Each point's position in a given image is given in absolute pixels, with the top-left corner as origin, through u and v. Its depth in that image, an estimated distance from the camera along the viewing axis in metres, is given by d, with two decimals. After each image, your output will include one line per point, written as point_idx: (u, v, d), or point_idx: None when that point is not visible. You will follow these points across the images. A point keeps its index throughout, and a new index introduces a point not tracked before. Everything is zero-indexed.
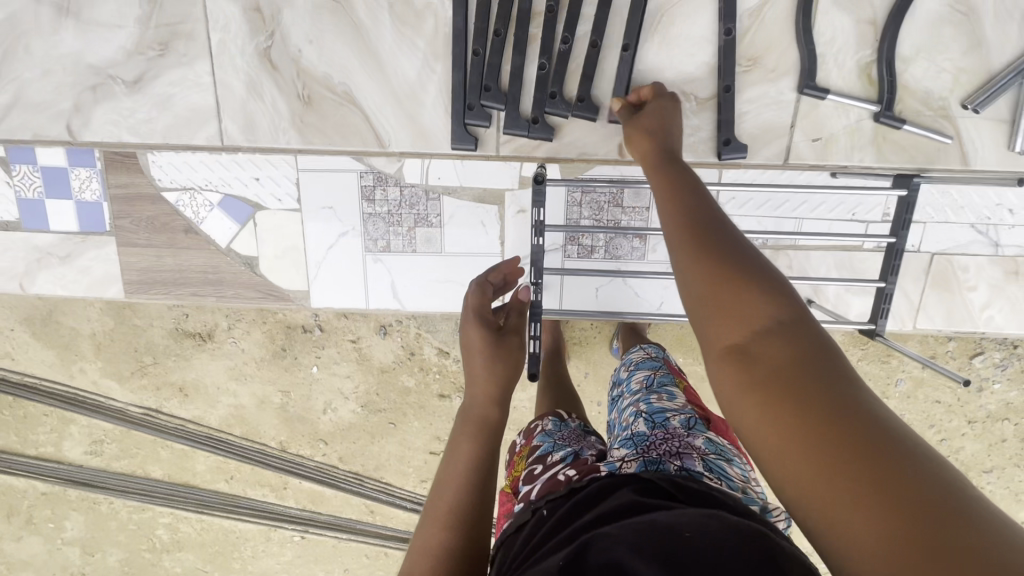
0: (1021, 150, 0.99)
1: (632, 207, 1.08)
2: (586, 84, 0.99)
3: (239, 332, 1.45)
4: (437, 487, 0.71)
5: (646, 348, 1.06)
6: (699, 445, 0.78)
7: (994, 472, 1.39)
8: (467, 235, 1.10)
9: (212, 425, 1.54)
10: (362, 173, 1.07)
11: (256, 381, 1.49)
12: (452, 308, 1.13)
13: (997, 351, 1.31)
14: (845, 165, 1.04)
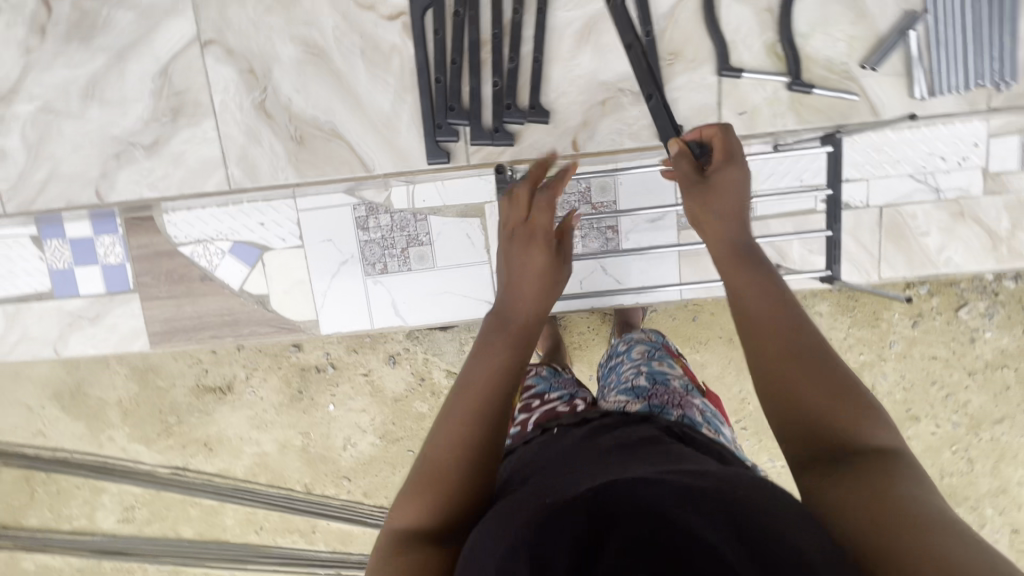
0: (920, 95, 1.08)
1: (600, 201, 1.17)
2: (535, 93, 1.11)
3: (257, 381, 1.53)
4: (475, 376, 0.77)
5: (647, 333, 1.11)
6: (693, 401, 0.92)
7: (1005, 421, 1.40)
8: (457, 248, 1.19)
9: (237, 475, 1.58)
10: (355, 205, 1.18)
11: (277, 427, 1.55)
12: (451, 317, 1.20)
13: (981, 301, 1.36)
14: (775, 133, 1.13)
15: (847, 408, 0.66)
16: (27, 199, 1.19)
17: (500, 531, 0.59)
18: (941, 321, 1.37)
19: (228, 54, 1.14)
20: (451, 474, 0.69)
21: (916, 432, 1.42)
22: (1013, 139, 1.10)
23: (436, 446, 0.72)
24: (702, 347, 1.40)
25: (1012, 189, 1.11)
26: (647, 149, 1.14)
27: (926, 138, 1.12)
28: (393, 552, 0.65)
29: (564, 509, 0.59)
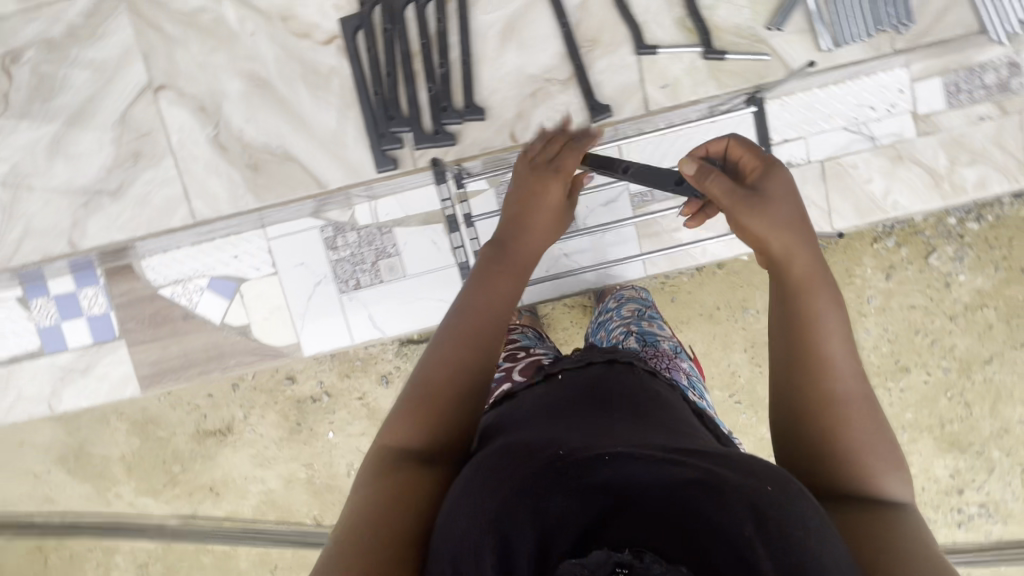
0: (829, 47, 1.13)
1: None
2: (468, 93, 1.17)
3: (255, 419, 1.54)
4: (469, 312, 0.88)
5: (633, 291, 1.25)
6: (681, 358, 1.05)
7: (995, 361, 1.41)
8: (424, 255, 1.21)
9: (246, 516, 1.58)
10: (322, 227, 1.22)
11: (279, 462, 1.55)
12: (428, 322, 1.22)
13: (949, 246, 1.38)
14: (699, 99, 1.17)
15: (870, 452, 0.74)
16: (11, 264, 1.24)
17: (511, 478, 0.65)
18: (914, 270, 1.39)
19: (179, 96, 1.21)
20: (442, 400, 0.80)
21: (908, 383, 1.43)
22: (934, 82, 1.13)
23: (428, 373, 0.82)
24: (684, 326, 1.42)
25: (942, 128, 1.13)
26: (580, 131, 1.18)
27: (853, 91, 1.15)
28: (386, 463, 0.75)
29: (580, 471, 0.65)
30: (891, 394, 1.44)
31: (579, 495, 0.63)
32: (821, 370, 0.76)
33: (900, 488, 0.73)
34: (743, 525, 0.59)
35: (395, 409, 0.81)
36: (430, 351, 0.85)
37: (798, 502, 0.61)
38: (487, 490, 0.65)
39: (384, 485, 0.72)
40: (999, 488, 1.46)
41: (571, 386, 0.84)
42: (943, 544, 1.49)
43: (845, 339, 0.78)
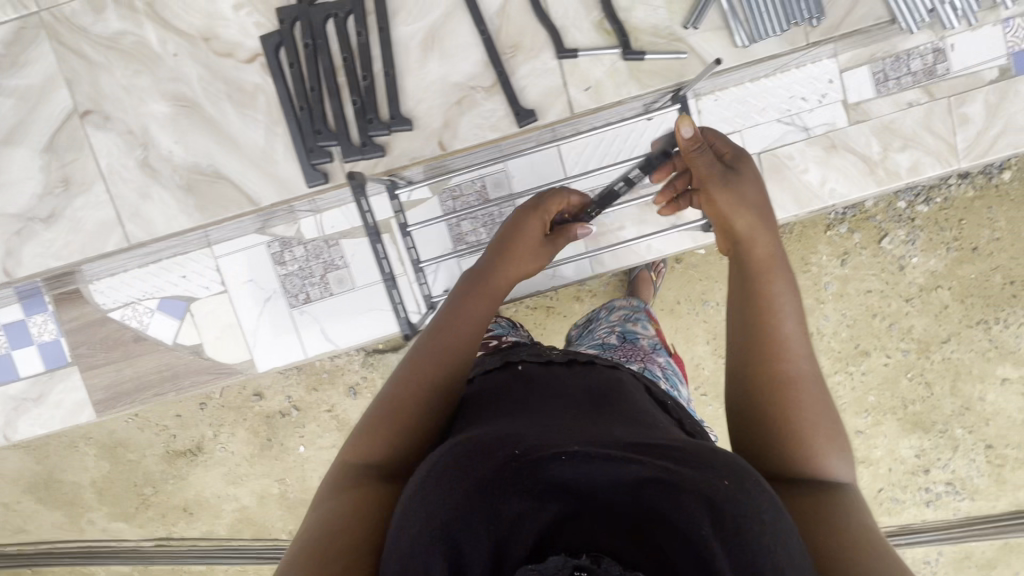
0: (744, 43, 1.14)
1: (499, 195, 1.21)
2: (393, 104, 1.18)
3: (225, 437, 1.53)
4: (445, 331, 0.80)
5: (627, 299, 1.13)
6: (659, 357, 1.00)
7: (952, 340, 1.43)
8: (372, 264, 1.21)
9: (221, 534, 1.58)
10: (269, 242, 1.22)
11: (252, 479, 1.55)
12: (380, 332, 1.22)
13: (900, 229, 1.40)
14: (621, 99, 1.18)
15: (818, 438, 0.70)
16: None
17: (460, 482, 0.57)
18: (868, 255, 1.41)
19: (107, 121, 1.21)
20: (409, 418, 0.73)
21: (869, 366, 1.45)
22: (862, 71, 1.16)
23: (395, 390, 0.75)
24: None
25: (874, 115, 1.15)
26: (507, 136, 1.19)
27: (783, 84, 1.16)
28: (347, 482, 0.68)
29: (531, 471, 0.56)
30: (852, 379, 1.46)
31: (529, 497, 0.56)
32: (779, 352, 0.73)
33: (844, 471, 0.70)
34: (705, 526, 0.53)
35: (359, 424, 0.74)
36: (400, 368, 0.77)
37: (756, 497, 0.55)
38: (432, 495, 0.56)
39: (342, 500, 0.66)
40: (965, 465, 1.48)
41: (524, 382, 0.75)
42: (913, 523, 1.51)
43: (801, 323, 0.75)
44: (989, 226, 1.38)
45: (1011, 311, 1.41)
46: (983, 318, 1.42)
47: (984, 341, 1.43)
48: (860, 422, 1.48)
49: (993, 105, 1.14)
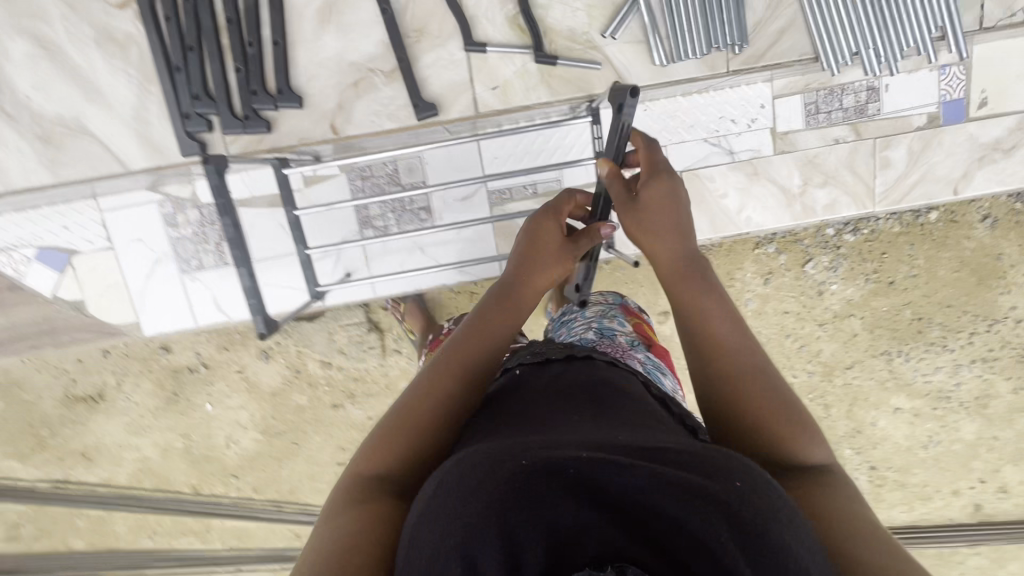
0: (663, 62, 1.15)
1: (409, 181, 1.20)
2: (280, 78, 1.16)
3: (129, 386, 1.48)
4: (463, 338, 0.70)
5: (603, 293, 0.96)
6: (645, 354, 0.83)
7: (855, 367, 1.50)
8: (270, 238, 1.24)
9: (122, 482, 1.56)
10: (160, 202, 1.25)
11: (156, 431, 1.51)
12: (276, 306, 1.27)
13: (825, 256, 1.41)
14: (529, 105, 1.20)
15: (790, 425, 0.63)
16: None
17: (467, 492, 0.48)
18: (790, 277, 1.42)
19: None
20: (431, 434, 0.63)
21: None
22: (795, 99, 1.17)
23: (419, 404, 0.64)
24: None
25: (800, 148, 1.19)
26: (405, 128, 1.21)
27: (714, 103, 1.18)
28: (364, 494, 0.58)
29: (544, 485, 0.49)
30: None
31: (539, 513, 0.48)
32: (714, 358, 0.68)
33: (823, 453, 0.62)
34: (729, 538, 0.45)
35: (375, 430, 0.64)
36: (423, 379, 0.67)
37: (776, 496, 0.48)
38: (437, 511, 0.48)
39: (354, 516, 0.55)
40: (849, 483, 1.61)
41: (524, 383, 0.67)
42: None
43: (732, 326, 0.70)
44: (908, 262, 1.41)
45: (914, 345, 1.48)
46: (888, 349, 1.48)
47: (883, 370, 1.51)
48: None
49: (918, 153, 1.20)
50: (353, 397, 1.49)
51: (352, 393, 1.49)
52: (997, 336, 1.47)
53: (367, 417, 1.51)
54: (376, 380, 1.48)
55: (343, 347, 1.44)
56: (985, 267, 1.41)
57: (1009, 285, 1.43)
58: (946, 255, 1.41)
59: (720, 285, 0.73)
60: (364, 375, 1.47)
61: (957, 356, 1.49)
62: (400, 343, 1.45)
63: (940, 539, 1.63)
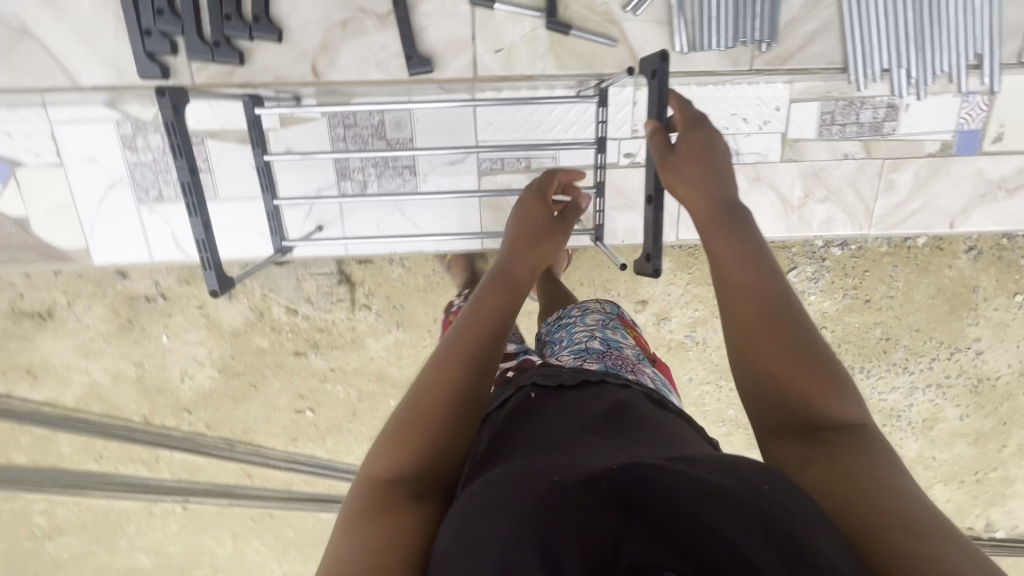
0: (684, 48, 1.13)
1: (395, 137, 1.13)
2: (259, 4, 1.07)
3: (81, 308, 1.41)
4: (466, 322, 0.69)
5: (600, 301, 0.88)
6: (649, 370, 0.76)
7: None
8: (238, 179, 1.16)
9: (69, 404, 1.50)
10: (119, 121, 1.19)
11: (107, 357, 1.46)
12: (241, 251, 1.21)
13: (809, 266, 1.39)
14: (530, 75, 1.14)
15: (824, 382, 0.53)
16: None
17: (500, 511, 0.46)
18: None
19: None
20: (443, 428, 0.60)
21: None
22: (812, 106, 1.20)
23: (423, 397, 0.62)
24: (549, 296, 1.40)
25: (808, 158, 1.25)
26: (394, 81, 1.14)
27: (731, 99, 1.19)
28: (382, 503, 0.55)
29: (576, 495, 0.45)
30: (719, 390, 1.53)
31: (570, 524, 0.43)
32: (744, 302, 0.58)
33: (859, 406, 0.53)
34: (766, 547, 0.40)
35: (383, 433, 0.61)
36: (424, 371, 0.65)
37: (799, 505, 0.44)
38: (471, 532, 0.46)
39: (376, 529, 0.53)
40: None
41: (548, 402, 0.63)
42: None
43: (765, 272, 0.60)
44: (888, 283, 1.42)
45: (876, 364, 1.52)
46: (852, 364, 1.52)
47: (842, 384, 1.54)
48: (715, 429, 1.58)
49: (922, 178, 1.28)
50: (317, 347, 1.46)
51: (316, 343, 1.45)
52: (957, 365, 1.51)
53: (329, 368, 1.48)
54: (342, 333, 1.45)
55: (311, 295, 1.40)
56: (960, 297, 1.43)
57: (978, 317, 1.45)
58: (926, 281, 1.41)
59: (757, 233, 0.63)
60: (329, 326, 1.44)
61: (915, 379, 1.54)
62: (370, 299, 1.41)
63: None
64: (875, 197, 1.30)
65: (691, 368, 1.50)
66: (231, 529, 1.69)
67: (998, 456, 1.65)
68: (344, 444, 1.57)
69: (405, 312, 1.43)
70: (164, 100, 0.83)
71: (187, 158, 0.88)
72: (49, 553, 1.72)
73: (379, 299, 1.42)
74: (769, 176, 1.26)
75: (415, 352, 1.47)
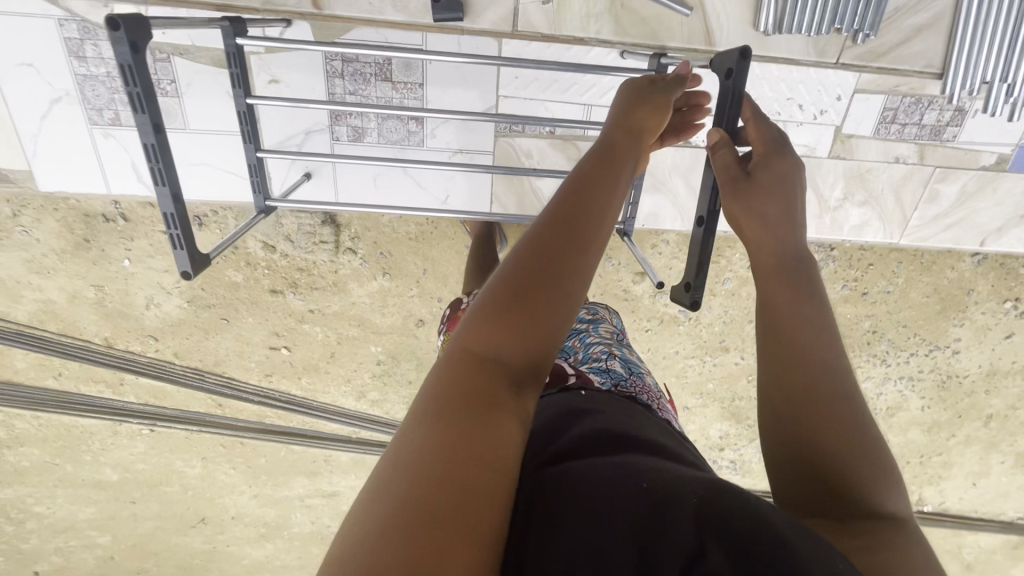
0: (765, 29, 1.03)
1: (404, 81, 1.00)
2: None
3: (29, 221, 1.26)
4: (575, 204, 0.58)
5: (609, 311, 0.90)
6: (666, 404, 0.73)
7: None
8: (212, 109, 1.03)
9: (20, 320, 1.39)
10: (62, 20, 1.02)
11: (61, 276, 1.33)
12: (217, 194, 1.10)
13: (817, 254, 1.31)
14: (584, 38, 1.03)
15: (868, 471, 0.48)
16: None
17: (593, 514, 0.44)
18: None
19: None
20: (545, 328, 0.53)
21: (721, 361, 1.51)
22: (875, 100, 1.11)
23: (524, 282, 0.53)
24: None
25: (856, 156, 1.17)
26: (414, 26, 0.99)
27: (790, 79, 1.08)
28: (473, 400, 0.47)
29: (663, 512, 0.42)
30: (702, 365, 1.52)
31: (655, 542, 0.41)
32: (790, 376, 0.54)
33: (903, 503, 0.48)
34: None
35: (475, 312, 0.52)
36: (527, 248, 0.55)
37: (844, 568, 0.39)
38: (559, 528, 0.44)
39: (464, 428, 0.45)
40: (751, 451, 1.66)
41: (601, 401, 0.61)
42: None
43: (821, 339, 0.55)
44: (889, 279, 1.35)
45: (857, 354, 1.46)
46: None
47: None
48: (691, 401, 1.57)
49: (967, 192, 1.21)
50: (296, 287, 1.38)
51: (295, 283, 1.37)
52: (931, 361, 1.46)
53: (307, 309, 1.41)
54: (323, 275, 1.36)
55: (291, 233, 1.31)
56: (953, 298, 1.37)
57: (965, 319, 1.39)
58: (924, 280, 1.35)
59: (824, 293, 0.57)
60: (310, 267, 1.35)
61: (890, 370, 1.49)
62: (356, 243, 1.33)
63: None
64: (913, 207, 1.22)
65: (678, 342, 1.48)
66: (200, 453, 1.68)
67: (945, 443, 1.60)
68: (319, 384, 1.52)
69: (393, 260, 1.35)
70: (119, 35, 0.68)
71: (150, 113, 0.74)
72: (8, 461, 1.67)
73: (366, 244, 1.33)
74: (811, 173, 1.19)
75: (400, 301, 1.40)
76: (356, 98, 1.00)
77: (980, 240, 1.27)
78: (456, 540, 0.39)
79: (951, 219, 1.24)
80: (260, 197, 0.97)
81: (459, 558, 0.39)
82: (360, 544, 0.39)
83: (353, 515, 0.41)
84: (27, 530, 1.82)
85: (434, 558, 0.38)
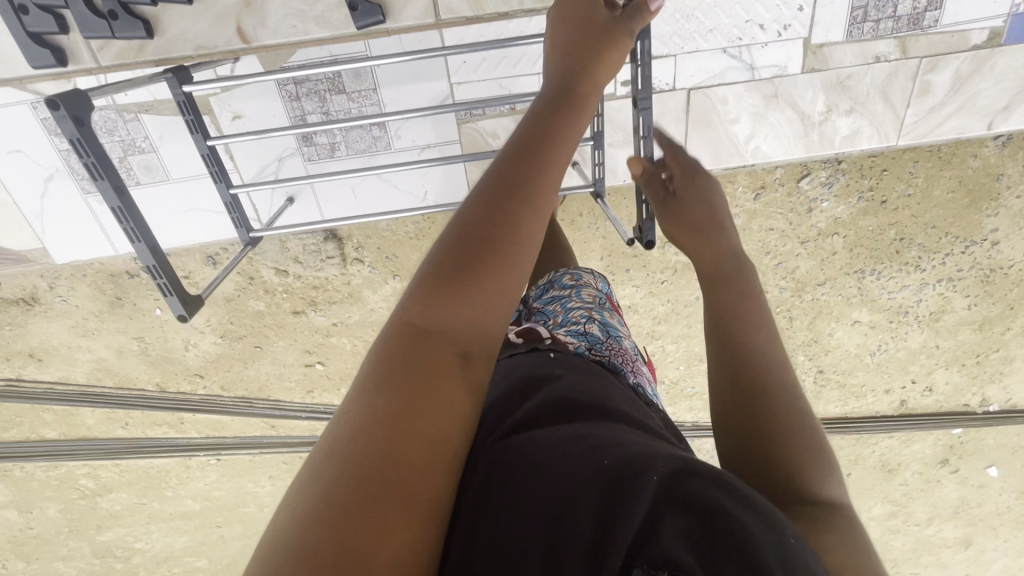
0: None
1: (357, 91, 1.02)
2: None
3: (64, 290, 1.35)
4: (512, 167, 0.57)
5: (593, 275, 0.88)
6: (642, 366, 0.73)
7: (827, 284, 1.41)
8: (186, 156, 1.08)
9: (80, 381, 1.50)
10: (34, 103, 1.10)
11: (105, 334, 1.42)
12: (211, 232, 1.16)
13: (824, 170, 1.25)
14: (506, 13, 1.02)
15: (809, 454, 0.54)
16: None
17: (549, 489, 0.43)
18: (782, 193, 1.27)
19: None
20: (492, 299, 0.52)
21: None
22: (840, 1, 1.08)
23: (463, 248, 0.53)
24: None
25: (832, 65, 1.14)
26: (339, 37, 1.02)
27: (744, 2, 1.08)
28: (416, 376, 0.46)
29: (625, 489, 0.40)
30: None
31: (611, 513, 0.39)
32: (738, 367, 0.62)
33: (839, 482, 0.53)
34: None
35: (417, 285, 0.52)
36: (467, 217, 0.54)
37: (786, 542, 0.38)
38: (509, 509, 0.44)
39: (406, 402, 0.45)
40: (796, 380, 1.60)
41: (569, 367, 0.60)
42: None
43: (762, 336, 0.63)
44: (907, 181, 1.27)
45: (888, 265, 1.39)
46: (862, 268, 1.39)
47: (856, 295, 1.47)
48: None
49: (963, 76, 1.14)
50: (315, 305, 1.43)
51: (314, 302, 1.42)
52: (970, 258, 1.37)
53: (332, 323, 1.46)
54: (338, 288, 1.41)
55: (298, 255, 1.36)
56: (981, 188, 1.27)
57: (998, 208, 1.30)
58: (946, 175, 1.26)
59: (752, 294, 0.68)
60: (324, 283, 1.40)
61: (926, 276, 1.40)
62: (361, 251, 1.37)
63: (876, 442, 1.74)
64: (906, 103, 1.17)
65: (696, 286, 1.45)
66: (267, 472, 1.78)
67: (1001, 338, 1.52)
68: None
69: (399, 261, 1.38)
70: (61, 113, 0.74)
71: (108, 177, 0.78)
72: (102, 507, 1.83)
73: (371, 251, 1.37)
74: (788, 91, 1.16)
75: None
76: (319, 117, 1.03)
77: (987, 123, 1.19)
78: (393, 521, 0.39)
79: (950, 107, 1.18)
80: (244, 230, 1.00)
81: (398, 536, 0.39)
82: (293, 527, 0.39)
83: (288, 496, 0.41)
84: (135, 564, 2.01)
85: (369, 539, 0.38)
